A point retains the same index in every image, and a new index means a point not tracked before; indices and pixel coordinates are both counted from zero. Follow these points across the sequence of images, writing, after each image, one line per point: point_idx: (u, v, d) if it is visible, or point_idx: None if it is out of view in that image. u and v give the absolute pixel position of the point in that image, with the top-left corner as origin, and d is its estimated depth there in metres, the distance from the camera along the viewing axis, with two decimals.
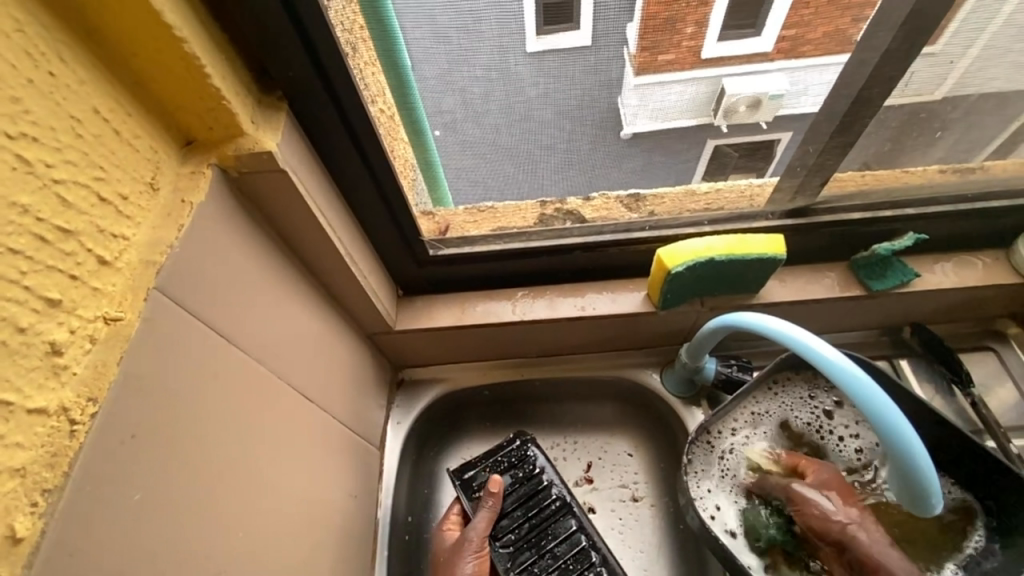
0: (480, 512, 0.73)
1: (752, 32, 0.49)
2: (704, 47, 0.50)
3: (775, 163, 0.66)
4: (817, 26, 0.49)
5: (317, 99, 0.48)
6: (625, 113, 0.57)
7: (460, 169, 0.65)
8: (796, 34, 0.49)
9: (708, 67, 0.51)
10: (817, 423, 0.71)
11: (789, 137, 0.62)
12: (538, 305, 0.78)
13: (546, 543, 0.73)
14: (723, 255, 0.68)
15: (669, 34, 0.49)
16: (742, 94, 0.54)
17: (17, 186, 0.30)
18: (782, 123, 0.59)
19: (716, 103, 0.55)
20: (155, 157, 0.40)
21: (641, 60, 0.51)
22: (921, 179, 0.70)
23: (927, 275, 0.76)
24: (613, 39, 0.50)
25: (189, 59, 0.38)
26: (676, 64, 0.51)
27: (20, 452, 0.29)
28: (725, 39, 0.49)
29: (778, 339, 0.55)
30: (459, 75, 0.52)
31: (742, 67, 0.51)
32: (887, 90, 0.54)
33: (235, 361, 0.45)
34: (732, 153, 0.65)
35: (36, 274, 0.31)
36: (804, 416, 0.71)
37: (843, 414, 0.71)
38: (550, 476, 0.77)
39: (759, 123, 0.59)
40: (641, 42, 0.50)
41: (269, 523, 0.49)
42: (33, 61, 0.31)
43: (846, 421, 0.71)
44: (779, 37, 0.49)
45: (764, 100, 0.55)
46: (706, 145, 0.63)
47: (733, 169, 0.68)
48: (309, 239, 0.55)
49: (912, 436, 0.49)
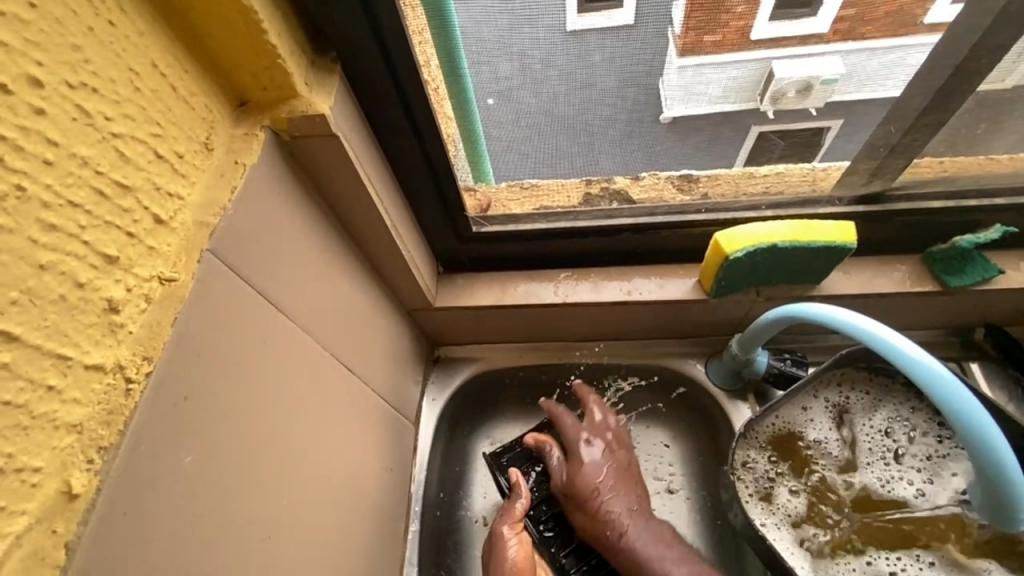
0: (513, 495, 0.68)
1: (810, 12, 0.46)
2: (754, 27, 0.46)
3: (822, 151, 0.62)
4: (880, 5, 0.45)
5: (371, 61, 0.46)
6: (665, 96, 0.54)
7: (509, 143, 0.61)
8: (857, 14, 0.46)
9: (757, 49, 0.48)
10: (893, 456, 0.66)
11: (841, 125, 0.57)
12: (582, 287, 0.75)
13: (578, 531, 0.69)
14: (787, 242, 0.63)
15: (717, 13, 0.45)
16: (792, 78, 0.51)
17: (76, 137, 0.29)
18: (833, 109, 0.55)
19: (762, 87, 0.52)
20: (210, 117, 0.39)
21: (686, 41, 0.48)
22: (1013, 167, 0.63)
23: (1012, 272, 0.69)
24: (660, 16, 0.47)
25: (246, 12, 0.36)
26: (721, 45, 0.48)
27: (77, 408, 0.29)
28: (776, 19, 0.46)
29: (854, 334, 0.51)
30: (519, 38, 0.49)
31: (793, 49, 0.49)
32: (996, 62, 0.49)
33: (284, 332, 0.45)
34: (776, 140, 0.60)
35: (95, 229, 0.30)
36: (870, 446, 0.67)
37: (920, 456, 0.66)
38: None
39: (809, 110, 0.55)
40: (688, 20, 0.47)
41: (306, 499, 0.48)
42: (95, 9, 0.30)
43: (921, 466, 0.65)
44: (837, 19, 0.46)
45: (816, 84, 0.51)
46: (750, 132, 0.59)
47: (781, 153, 0.63)
48: (355, 208, 0.54)
49: (992, 428, 0.45)
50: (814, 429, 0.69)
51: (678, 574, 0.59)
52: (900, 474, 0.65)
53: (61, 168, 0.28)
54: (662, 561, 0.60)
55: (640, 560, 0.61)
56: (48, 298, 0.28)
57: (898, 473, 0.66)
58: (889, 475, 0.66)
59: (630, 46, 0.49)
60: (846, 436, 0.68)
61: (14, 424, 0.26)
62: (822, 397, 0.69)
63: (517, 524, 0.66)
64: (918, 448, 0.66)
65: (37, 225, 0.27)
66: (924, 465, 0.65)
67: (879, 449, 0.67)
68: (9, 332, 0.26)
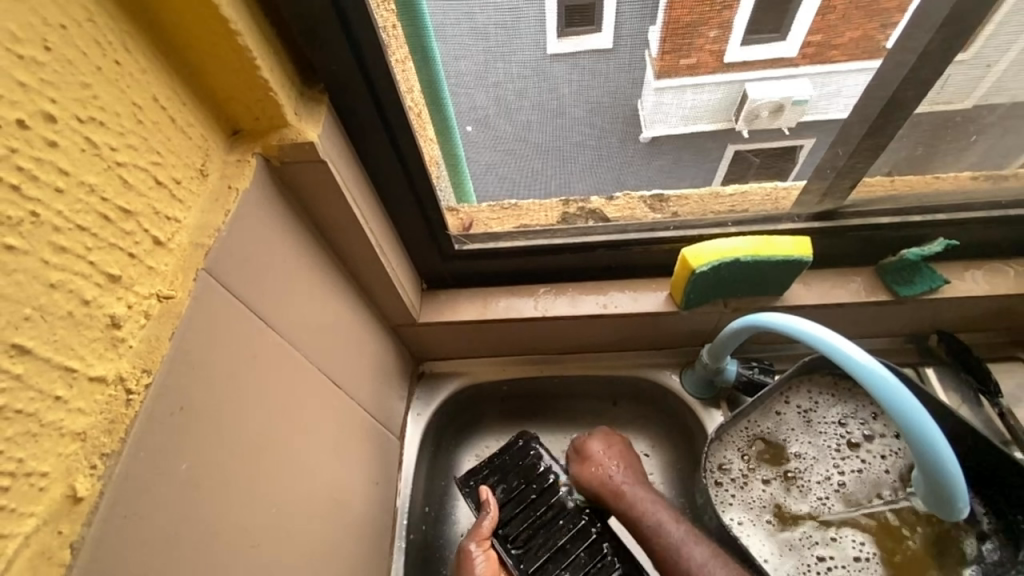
0: (482, 513, 0.72)
1: (779, 36, 0.49)
2: (727, 52, 0.50)
3: (801, 164, 0.66)
4: (843, 31, 0.49)
5: (356, 93, 0.50)
6: (646, 116, 0.58)
7: (488, 165, 0.65)
8: (823, 40, 0.50)
9: (730, 71, 0.52)
10: (863, 469, 0.70)
11: (814, 142, 0.62)
12: (560, 301, 0.79)
13: (557, 540, 0.72)
14: (750, 256, 0.67)
15: (690, 38, 0.50)
16: (765, 100, 0.55)
17: (84, 166, 0.32)
18: (806, 129, 0.60)
19: (738, 108, 0.56)
20: (205, 146, 0.42)
21: (662, 64, 0.52)
22: (953, 185, 0.69)
23: (957, 282, 0.75)
24: (635, 41, 0.51)
25: (240, 50, 0.39)
26: (699, 67, 0.52)
27: (82, 417, 0.31)
28: (748, 43, 0.50)
29: (809, 341, 0.55)
30: (494, 72, 0.53)
31: (765, 71, 0.52)
32: (922, 93, 0.54)
33: (273, 345, 0.47)
34: (752, 157, 0.65)
35: (100, 250, 0.33)
36: (837, 452, 0.71)
37: (875, 453, 0.70)
38: (556, 473, 0.77)
39: (782, 128, 0.59)
40: (664, 45, 0.51)
41: (293, 509, 0.50)
42: (103, 51, 0.33)
43: (875, 461, 0.70)
44: (806, 43, 0.50)
45: (788, 105, 0.55)
46: (727, 149, 0.63)
47: (755, 172, 0.68)
48: (341, 229, 0.57)
49: (928, 423, 0.49)
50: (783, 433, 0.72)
51: (665, 515, 0.66)
52: (850, 465, 0.71)
53: (71, 196, 0.31)
54: (653, 506, 0.67)
55: (632, 501, 0.68)
56: (57, 314, 0.30)
57: (848, 463, 0.71)
58: (839, 464, 0.71)
59: (599, 75, 0.53)
60: (816, 445, 0.72)
61: (25, 431, 0.28)
62: (794, 403, 0.73)
63: (484, 541, 0.70)
64: (875, 447, 0.71)
65: (48, 246, 0.29)
66: (880, 461, 0.70)
67: (846, 455, 0.71)
68: (23, 345, 0.28)
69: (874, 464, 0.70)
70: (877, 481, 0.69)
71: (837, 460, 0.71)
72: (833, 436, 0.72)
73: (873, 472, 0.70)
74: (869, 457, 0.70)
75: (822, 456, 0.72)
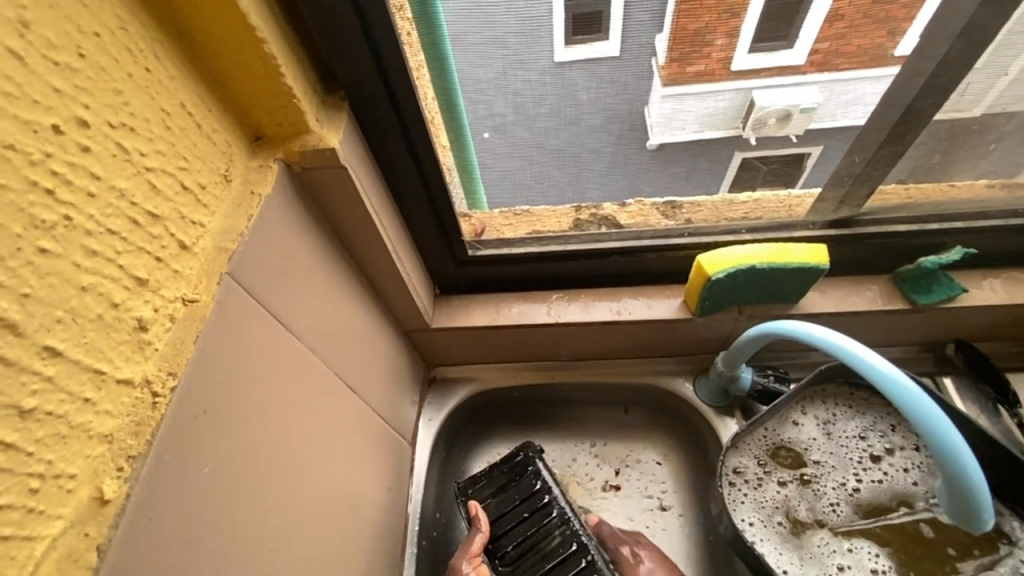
0: (474, 529, 0.72)
1: (785, 44, 0.49)
2: (735, 59, 0.51)
3: (809, 172, 0.66)
4: (852, 39, 0.49)
5: (376, 100, 0.50)
6: (653, 123, 0.58)
7: (503, 171, 0.67)
8: (831, 47, 0.49)
9: (738, 79, 0.52)
10: (886, 481, 0.69)
11: (823, 150, 0.62)
12: (573, 307, 0.78)
13: (545, 563, 0.70)
14: (765, 264, 0.67)
15: (698, 45, 0.50)
16: (771, 109, 0.55)
17: (114, 170, 0.32)
18: (812, 138, 0.60)
19: (745, 116, 0.56)
20: (228, 151, 0.43)
21: (669, 72, 0.52)
22: (969, 193, 0.69)
23: (975, 291, 0.74)
24: (645, 49, 0.51)
25: (266, 58, 0.40)
26: (705, 75, 0.52)
27: (109, 420, 0.31)
28: (755, 51, 0.50)
29: (828, 351, 0.54)
30: (513, 79, 0.54)
31: (772, 80, 0.52)
32: (940, 101, 0.54)
33: (292, 349, 0.47)
34: (762, 165, 0.66)
35: (129, 254, 0.33)
36: (856, 463, 0.70)
37: (898, 466, 0.69)
38: (550, 493, 0.75)
39: (789, 136, 0.59)
40: (671, 53, 0.51)
41: (311, 512, 0.50)
42: (133, 58, 0.33)
43: (898, 474, 0.69)
44: (813, 50, 0.50)
45: (796, 113, 0.55)
46: (735, 157, 0.64)
47: (765, 178, 0.69)
48: (359, 234, 0.57)
49: (951, 434, 0.48)
50: (800, 443, 0.72)
51: None
52: (869, 475, 0.70)
53: (102, 200, 0.31)
54: None
55: None
56: (87, 316, 0.30)
57: (867, 474, 0.70)
58: (858, 474, 0.70)
59: (615, 82, 0.54)
60: (834, 455, 0.71)
61: (55, 433, 0.28)
62: (811, 414, 0.72)
63: (474, 559, 0.69)
64: (897, 459, 0.70)
65: (80, 250, 0.30)
66: (903, 474, 0.69)
67: (866, 466, 0.70)
68: (54, 347, 0.28)
69: (897, 476, 0.69)
70: (901, 493, 0.68)
71: (857, 471, 0.70)
72: (852, 447, 0.71)
73: (895, 484, 0.68)
74: (891, 468, 0.69)
75: (840, 467, 0.71)
